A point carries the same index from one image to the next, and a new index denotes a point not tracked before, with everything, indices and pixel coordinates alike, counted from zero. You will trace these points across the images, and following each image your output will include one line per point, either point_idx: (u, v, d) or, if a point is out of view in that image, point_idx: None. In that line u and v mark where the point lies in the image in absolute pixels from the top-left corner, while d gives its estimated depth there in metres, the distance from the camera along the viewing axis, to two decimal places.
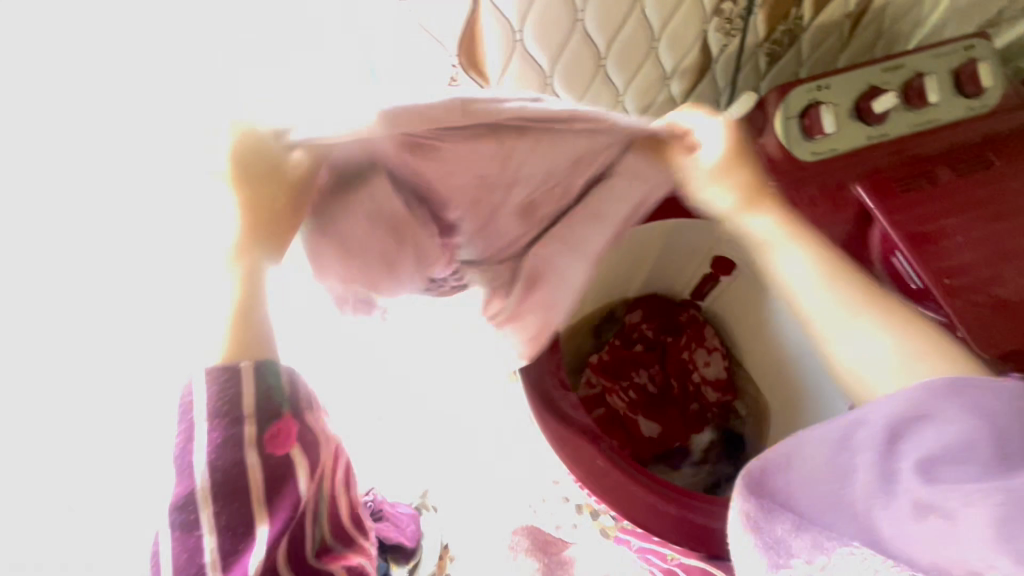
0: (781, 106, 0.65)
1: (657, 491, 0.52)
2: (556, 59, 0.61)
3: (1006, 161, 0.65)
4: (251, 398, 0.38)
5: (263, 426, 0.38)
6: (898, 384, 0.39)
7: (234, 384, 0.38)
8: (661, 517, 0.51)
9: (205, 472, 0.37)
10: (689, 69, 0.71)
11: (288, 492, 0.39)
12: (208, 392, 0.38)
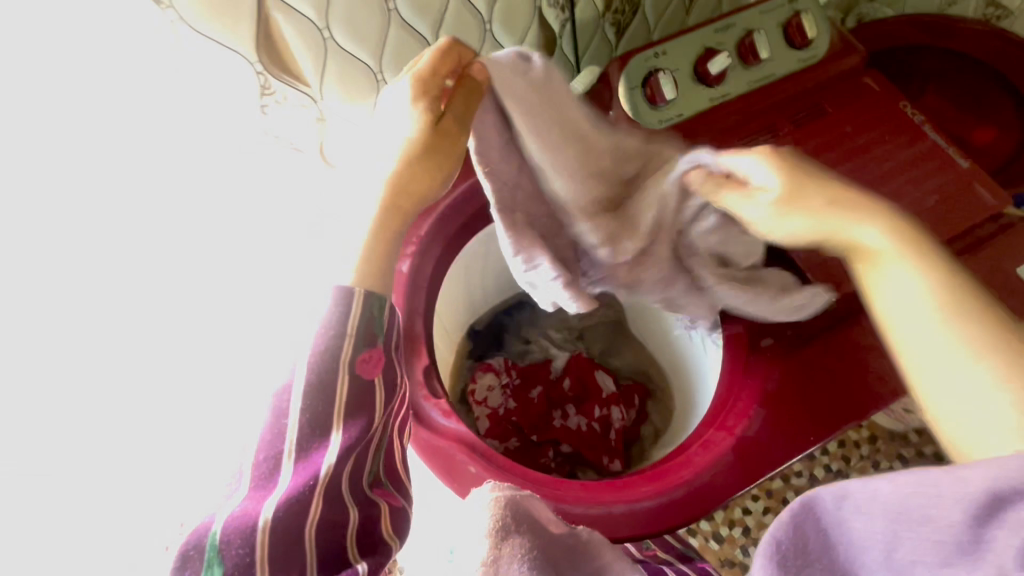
0: (623, 77, 0.64)
1: (537, 486, 0.51)
2: (382, 56, 0.57)
3: (838, 108, 0.67)
4: (356, 321, 0.44)
5: (368, 350, 0.46)
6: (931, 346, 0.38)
7: (347, 311, 0.44)
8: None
9: (308, 374, 0.43)
10: (534, 48, 0.69)
11: (352, 424, 0.44)
12: (331, 310, 0.44)
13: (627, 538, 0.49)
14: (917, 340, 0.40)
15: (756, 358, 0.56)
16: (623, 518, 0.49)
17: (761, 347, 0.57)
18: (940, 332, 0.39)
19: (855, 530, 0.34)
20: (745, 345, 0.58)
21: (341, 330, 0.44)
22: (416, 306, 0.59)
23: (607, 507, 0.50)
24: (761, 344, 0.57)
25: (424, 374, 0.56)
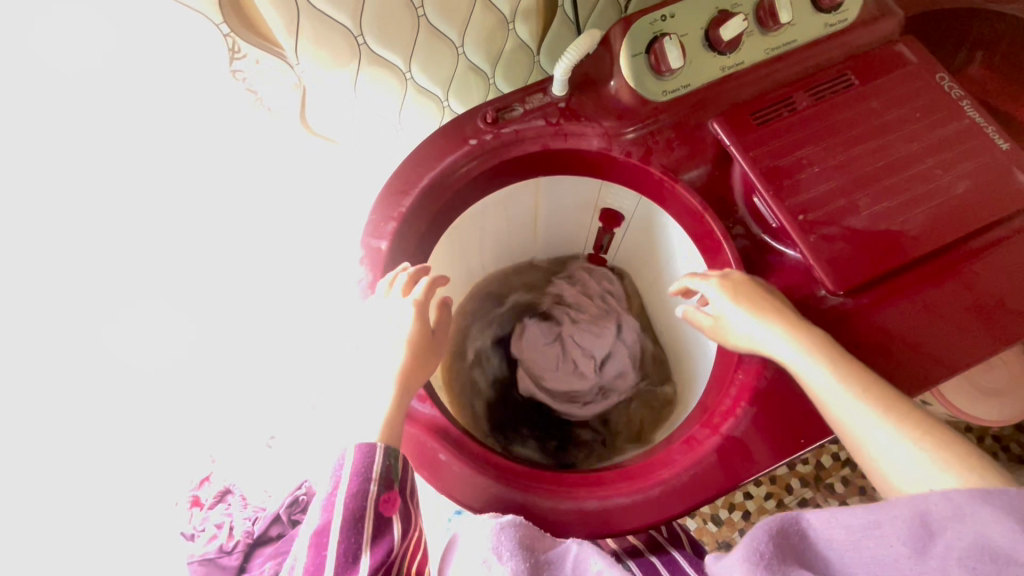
0: (627, 42, 0.58)
1: (515, 484, 0.49)
2: (360, 19, 0.53)
3: (866, 81, 0.61)
4: (379, 464, 0.45)
5: (381, 490, 0.45)
6: (896, 445, 0.42)
7: (376, 459, 0.45)
8: (517, 506, 0.48)
9: (340, 511, 0.44)
10: (531, 10, 0.64)
11: (386, 544, 0.45)
12: (359, 455, 0.45)
13: (616, 534, 0.48)
14: (864, 429, 0.44)
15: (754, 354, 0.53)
16: (613, 513, 0.48)
17: None
18: (879, 425, 0.43)
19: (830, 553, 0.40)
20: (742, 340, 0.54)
21: (377, 477, 0.45)
22: None
23: (587, 505, 0.48)
24: None
25: None
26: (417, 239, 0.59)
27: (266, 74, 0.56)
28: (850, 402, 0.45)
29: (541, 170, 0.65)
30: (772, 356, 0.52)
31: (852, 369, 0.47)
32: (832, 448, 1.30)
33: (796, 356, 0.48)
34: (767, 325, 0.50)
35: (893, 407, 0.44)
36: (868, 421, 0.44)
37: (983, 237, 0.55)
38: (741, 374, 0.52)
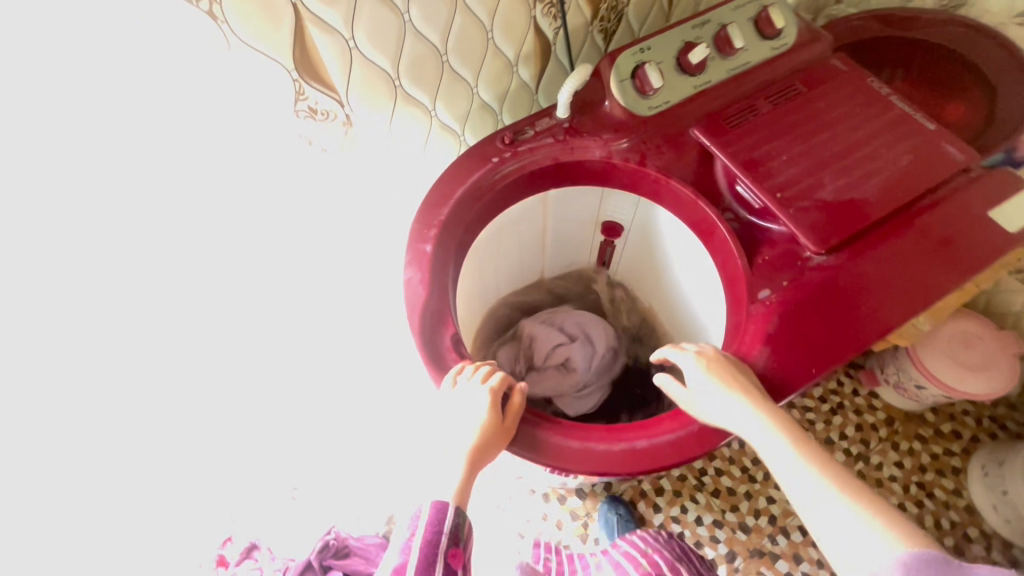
0: (613, 71, 0.71)
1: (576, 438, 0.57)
2: (397, 65, 0.65)
3: (812, 88, 0.74)
4: (450, 518, 0.53)
5: (449, 548, 0.52)
6: (849, 514, 0.48)
7: (447, 516, 0.53)
8: (584, 454, 0.56)
9: (415, 555, 0.51)
10: (530, 54, 0.77)
11: None
12: (434, 511, 0.53)
13: (671, 466, 0.56)
14: (822, 499, 0.50)
15: (757, 307, 0.61)
16: (661, 449, 0.57)
17: (761, 299, 0.61)
18: (835, 498, 0.49)
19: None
20: (745, 298, 0.62)
21: (446, 532, 0.53)
22: (442, 282, 0.64)
23: (636, 444, 0.56)
24: (760, 296, 0.62)
25: (452, 341, 0.62)
26: (457, 239, 0.67)
27: (321, 114, 0.66)
28: (802, 469, 0.52)
29: (552, 182, 0.75)
30: (780, 301, 0.61)
31: (809, 449, 0.53)
32: (841, 446, 1.36)
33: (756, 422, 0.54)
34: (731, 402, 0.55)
35: (847, 483, 0.51)
36: (815, 486, 0.51)
37: (929, 200, 0.66)
38: (757, 319, 0.60)
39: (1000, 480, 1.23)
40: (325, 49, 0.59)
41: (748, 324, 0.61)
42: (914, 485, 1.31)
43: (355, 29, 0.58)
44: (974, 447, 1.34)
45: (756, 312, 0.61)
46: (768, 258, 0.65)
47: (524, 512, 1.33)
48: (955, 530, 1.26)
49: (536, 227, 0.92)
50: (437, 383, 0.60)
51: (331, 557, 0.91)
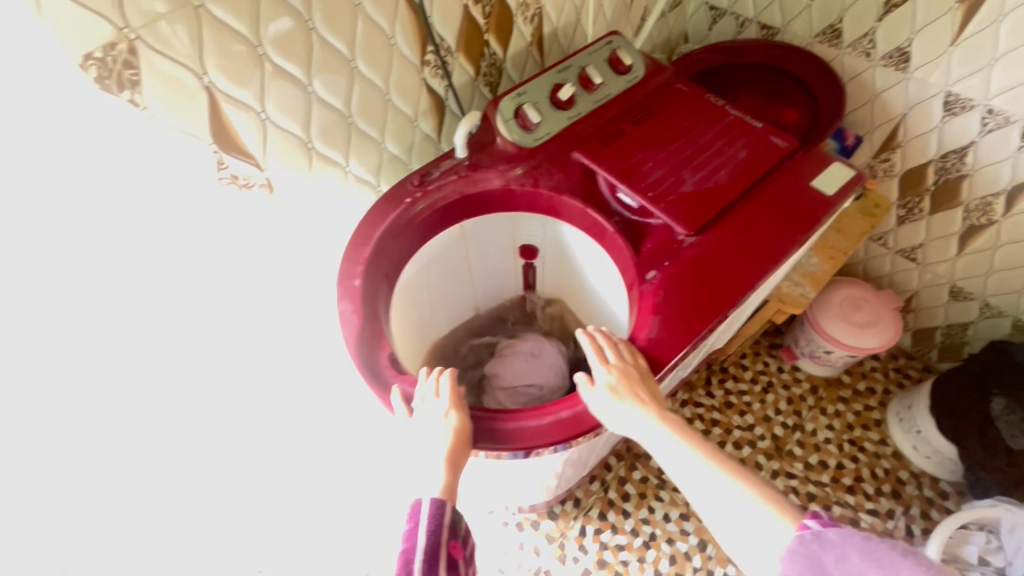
0: (499, 113, 0.84)
1: (518, 423, 0.64)
2: (308, 128, 0.74)
3: (663, 107, 0.90)
4: (448, 510, 0.63)
5: (448, 537, 0.62)
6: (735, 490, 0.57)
7: (445, 514, 0.62)
8: (518, 431, 0.63)
9: (421, 540, 0.60)
10: (428, 109, 0.89)
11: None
12: (432, 506, 0.62)
13: (594, 428, 0.64)
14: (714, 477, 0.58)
15: (647, 286, 0.71)
16: (582, 415, 0.64)
17: (649, 279, 0.72)
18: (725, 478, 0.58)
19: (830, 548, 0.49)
20: (637, 281, 0.72)
21: (446, 526, 0.62)
22: (373, 308, 0.70)
23: (564, 415, 0.64)
24: (648, 277, 0.72)
25: (390, 359, 0.67)
26: (382, 280, 0.74)
27: (243, 180, 0.73)
28: (694, 457, 0.60)
29: (464, 214, 0.85)
30: (664, 277, 0.72)
31: (700, 443, 0.62)
32: (778, 420, 1.47)
33: (655, 425, 0.62)
34: (636, 409, 0.61)
35: (733, 467, 0.59)
36: (704, 472, 0.59)
37: (767, 179, 0.81)
38: (646, 293, 0.71)
39: (913, 421, 1.36)
40: (240, 121, 0.67)
41: (642, 298, 0.71)
42: (847, 442, 1.44)
43: (264, 101, 0.67)
44: (888, 398, 1.50)
45: (646, 289, 0.71)
46: (651, 247, 0.76)
47: (501, 546, 1.33)
48: (889, 476, 1.39)
49: (460, 259, 1.00)
50: (386, 403, 0.65)
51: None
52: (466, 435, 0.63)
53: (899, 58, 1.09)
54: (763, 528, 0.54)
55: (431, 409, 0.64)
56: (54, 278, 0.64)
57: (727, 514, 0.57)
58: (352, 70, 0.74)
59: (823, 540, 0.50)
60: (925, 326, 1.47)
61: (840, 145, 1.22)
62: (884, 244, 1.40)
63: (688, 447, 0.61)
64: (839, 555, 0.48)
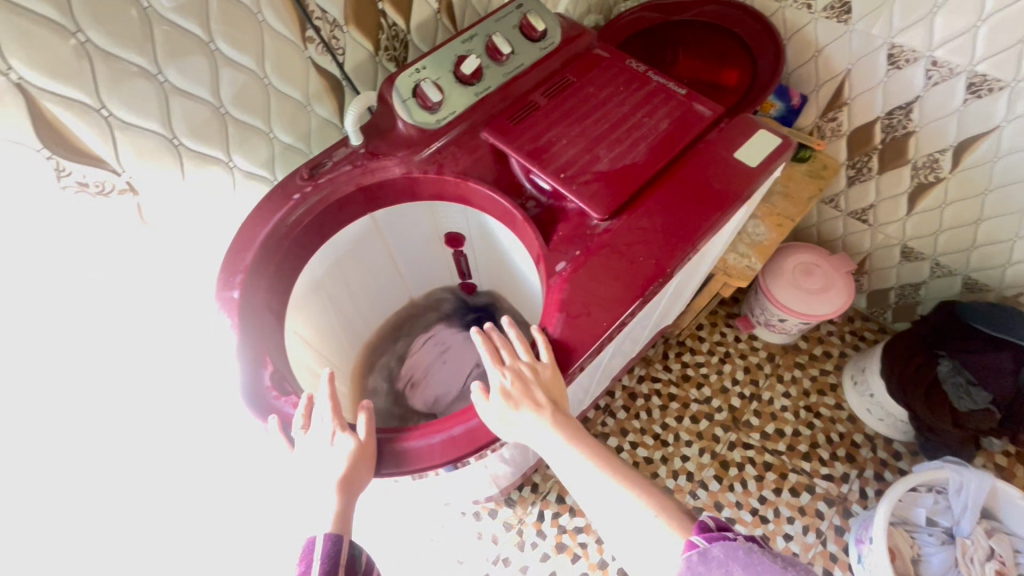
0: (395, 93, 0.75)
1: (417, 442, 0.57)
2: (171, 124, 0.66)
3: (581, 76, 0.83)
4: (347, 544, 0.55)
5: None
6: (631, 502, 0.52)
7: (342, 550, 0.54)
8: (407, 453, 0.56)
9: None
10: (321, 92, 0.81)
11: None
12: (327, 541, 0.54)
13: (491, 443, 0.56)
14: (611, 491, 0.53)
15: (555, 277, 0.66)
16: (478, 430, 0.57)
17: (558, 271, 0.66)
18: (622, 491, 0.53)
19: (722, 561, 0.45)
20: (545, 272, 0.67)
21: (344, 563, 0.54)
22: (259, 322, 0.66)
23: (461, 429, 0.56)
24: (557, 268, 0.66)
25: (272, 379, 0.62)
26: (264, 311, 0.68)
27: (96, 187, 0.65)
28: (591, 468, 0.55)
29: (366, 206, 0.79)
30: (575, 266, 0.66)
31: (598, 451, 0.56)
32: (735, 391, 1.46)
33: (551, 434, 0.56)
34: (531, 418, 0.55)
35: (632, 478, 0.54)
36: (604, 487, 0.54)
37: (690, 152, 0.75)
38: (555, 284, 0.65)
39: (866, 385, 1.35)
40: (71, 122, 0.58)
41: (551, 291, 0.65)
42: (803, 409, 1.43)
43: (104, 98, 0.59)
44: (844, 362, 1.49)
45: (556, 280, 0.66)
46: (562, 234, 0.70)
47: (458, 537, 1.31)
48: (844, 440, 1.38)
49: (381, 253, 0.94)
50: (264, 425, 0.59)
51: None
52: (367, 457, 0.56)
53: (840, 9, 1.02)
54: (657, 538, 0.50)
55: (314, 434, 0.57)
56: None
57: (620, 526, 0.52)
58: (213, 54, 0.65)
59: (709, 560, 0.45)
60: (879, 287, 1.45)
61: (784, 105, 1.18)
62: (836, 207, 1.37)
63: (584, 457, 0.55)
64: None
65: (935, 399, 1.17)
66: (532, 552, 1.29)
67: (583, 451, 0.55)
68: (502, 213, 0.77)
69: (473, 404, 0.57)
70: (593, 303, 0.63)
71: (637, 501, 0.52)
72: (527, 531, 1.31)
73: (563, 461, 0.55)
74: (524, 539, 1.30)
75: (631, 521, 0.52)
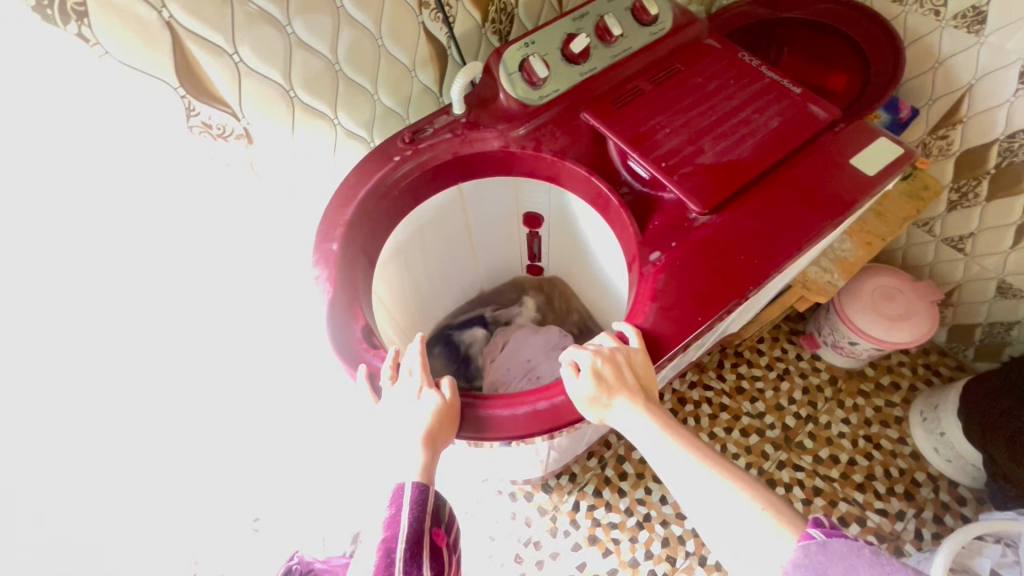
0: (502, 66, 0.75)
1: (500, 411, 0.59)
2: (290, 75, 0.68)
3: (689, 65, 0.80)
4: (433, 495, 0.56)
5: (433, 526, 0.56)
6: (727, 491, 0.52)
7: (428, 500, 0.56)
8: (492, 419, 0.58)
9: (402, 528, 0.54)
10: (427, 58, 0.81)
11: (431, 567, 0.54)
12: (414, 491, 0.55)
13: (573, 422, 0.59)
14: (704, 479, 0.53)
15: (649, 267, 0.66)
16: (562, 408, 0.59)
17: (652, 260, 0.66)
18: (717, 480, 0.53)
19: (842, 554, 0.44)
20: (639, 261, 0.67)
21: (429, 512, 0.56)
22: (350, 276, 0.67)
23: (543, 402, 0.59)
24: (651, 258, 0.67)
25: (362, 333, 0.63)
26: (358, 255, 0.70)
27: (217, 129, 0.68)
28: (684, 455, 0.55)
29: (460, 175, 0.79)
30: (670, 259, 0.66)
31: (690, 439, 0.57)
32: (791, 409, 1.40)
33: (640, 418, 0.58)
34: (622, 402, 0.57)
35: (729, 469, 0.53)
36: (697, 475, 0.54)
37: (800, 155, 0.72)
38: (648, 275, 0.66)
39: (937, 422, 1.28)
40: (203, 63, 0.61)
41: (644, 281, 0.66)
42: (862, 438, 1.36)
43: (237, 43, 0.61)
44: (913, 396, 1.41)
45: (650, 270, 0.66)
46: (658, 224, 0.70)
47: (492, 514, 1.30)
48: (904, 477, 1.31)
49: (460, 226, 0.94)
50: (352, 375, 0.61)
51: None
52: (452, 417, 0.58)
53: (973, 18, 0.95)
54: (751, 532, 0.49)
55: (403, 387, 0.59)
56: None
57: (710, 517, 0.52)
58: (336, 10, 0.66)
59: (829, 553, 0.44)
60: (965, 322, 1.37)
61: (891, 118, 1.09)
62: (929, 231, 1.29)
63: (676, 444, 0.56)
64: (846, 567, 0.44)
65: (1019, 446, 1.09)
66: (563, 541, 1.27)
67: (674, 438, 0.57)
68: (595, 199, 0.77)
69: (562, 377, 0.59)
70: (684, 298, 0.64)
71: (732, 492, 0.51)
72: (561, 519, 1.29)
73: (653, 448, 0.57)
74: (556, 526, 1.28)
75: (726, 510, 0.51)
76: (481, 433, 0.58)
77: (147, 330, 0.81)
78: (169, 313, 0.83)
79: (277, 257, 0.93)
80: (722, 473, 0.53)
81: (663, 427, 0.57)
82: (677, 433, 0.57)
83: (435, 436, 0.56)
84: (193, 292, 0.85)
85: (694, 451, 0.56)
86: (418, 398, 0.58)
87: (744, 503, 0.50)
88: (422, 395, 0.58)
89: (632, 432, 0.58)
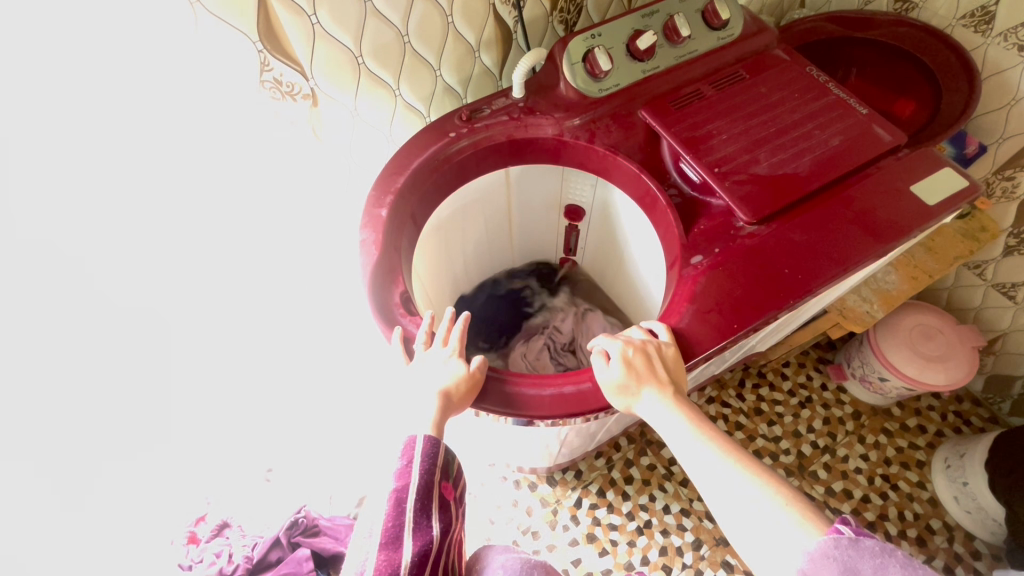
0: (566, 55, 0.75)
1: (525, 389, 0.61)
2: (360, 42, 0.70)
3: (754, 74, 0.79)
4: (443, 449, 0.58)
5: (441, 478, 0.57)
6: (752, 484, 0.52)
7: (439, 453, 0.57)
8: (517, 397, 0.60)
9: (414, 478, 0.55)
10: (492, 40, 0.82)
11: (435, 521, 0.55)
12: (424, 447, 0.56)
13: (596, 410, 0.60)
14: (730, 473, 0.54)
15: (689, 270, 0.66)
16: (588, 394, 0.61)
17: (693, 263, 0.67)
18: (743, 475, 0.53)
19: (869, 546, 0.44)
20: (680, 263, 0.67)
21: (439, 466, 0.57)
22: (395, 243, 0.69)
23: (568, 389, 0.61)
24: (693, 261, 0.67)
25: (401, 298, 0.65)
26: (407, 220, 0.72)
27: (286, 88, 0.71)
28: (711, 451, 0.56)
29: (509, 159, 0.80)
30: (712, 264, 0.66)
31: (718, 435, 0.58)
32: (808, 437, 1.37)
33: (670, 411, 0.59)
34: (650, 392, 0.58)
35: (756, 466, 0.54)
36: (722, 470, 0.54)
37: (859, 175, 0.71)
38: (689, 277, 0.66)
39: (961, 472, 1.24)
40: (279, 19, 0.63)
41: (683, 283, 0.66)
42: (879, 477, 1.33)
43: (317, 6, 0.63)
44: (939, 441, 1.37)
45: (691, 273, 0.66)
46: (704, 228, 0.70)
47: (494, 498, 1.29)
48: (917, 521, 1.28)
49: (501, 208, 0.94)
50: (386, 337, 0.64)
51: (300, 535, 0.92)
52: (475, 387, 0.60)
53: None
54: (772, 526, 0.49)
55: (435, 353, 0.62)
56: (116, 167, 0.67)
57: (733, 511, 0.52)
58: None
59: (860, 548, 0.44)
60: (1003, 373, 1.34)
61: (957, 152, 1.05)
62: (980, 275, 1.24)
63: (705, 439, 0.57)
64: (877, 565, 0.43)
65: None
66: (563, 535, 1.25)
67: (702, 432, 0.57)
68: (643, 198, 0.77)
69: (592, 365, 0.61)
70: (722, 305, 0.64)
71: (757, 488, 0.52)
72: (563, 514, 1.27)
73: (681, 440, 0.58)
74: (556, 521, 1.27)
75: (750, 504, 0.51)
76: (504, 409, 0.60)
77: (193, 268, 0.85)
78: (216, 257, 0.87)
79: (320, 222, 0.95)
80: (749, 469, 0.54)
81: (694, 422, 0.58)
82: (707, 429, 0.58)
83: (457, 401, 0.59)
84: (238, 244, 0.88)
85: (725, 447, 0.56)
86: (446, 366, 0.60)
87: (769, 499, 0.51)
88: (453, 364, 0.60)
89: (660, 425, 0.59)
